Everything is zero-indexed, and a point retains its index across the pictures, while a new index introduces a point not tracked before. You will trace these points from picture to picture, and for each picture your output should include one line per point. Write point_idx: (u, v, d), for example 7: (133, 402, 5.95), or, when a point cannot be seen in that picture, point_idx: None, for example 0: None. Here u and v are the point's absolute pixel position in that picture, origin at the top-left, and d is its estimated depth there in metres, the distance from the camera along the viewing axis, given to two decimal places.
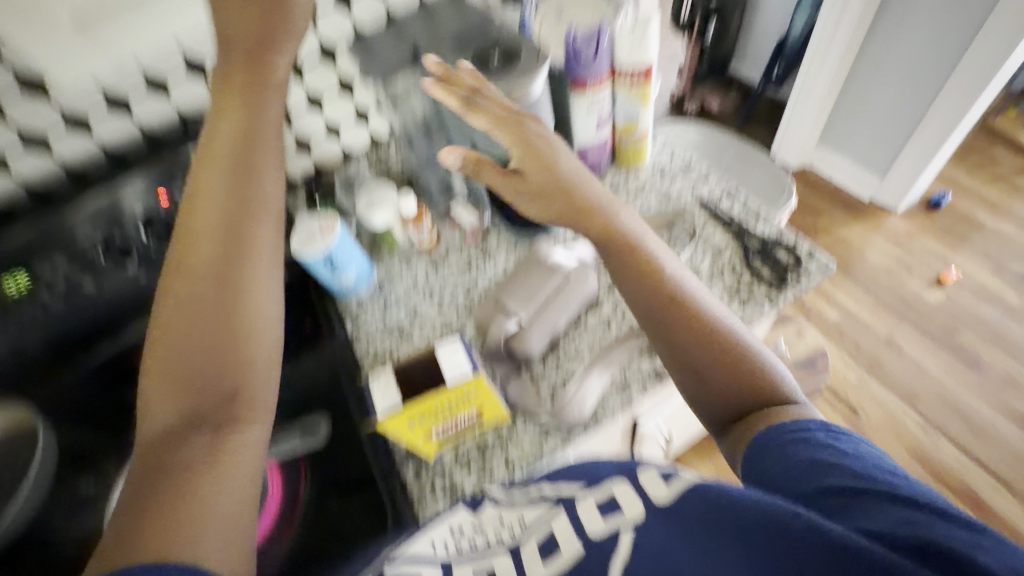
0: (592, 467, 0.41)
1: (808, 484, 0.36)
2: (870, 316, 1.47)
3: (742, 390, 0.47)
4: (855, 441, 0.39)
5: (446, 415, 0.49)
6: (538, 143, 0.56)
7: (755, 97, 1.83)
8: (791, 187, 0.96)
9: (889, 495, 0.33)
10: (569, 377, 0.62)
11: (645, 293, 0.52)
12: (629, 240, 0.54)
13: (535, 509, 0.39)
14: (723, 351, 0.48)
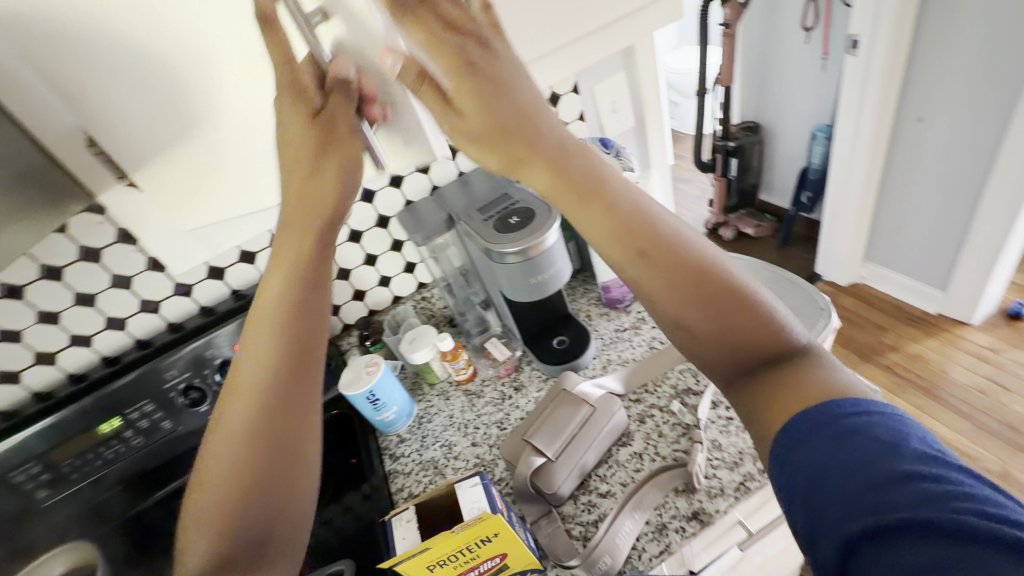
0: None
1: (841, 521, 0.30)
2: (971, 444, 1.28)
3: (754, 343, 0.39)
4: (875, 421, 0.33)
5: (472, 560, 0.48)
6: (487, 73, 0.39)
7: (789, 220, 1.88)
8: (828, 307, 0.94)
9: (938, 530, 0.27)
10: (602, 520, 0.59)
11: (626, 248, 0.39)
12: (605, 190, 0.41)
13: None
14: (727, 301, 0.39)
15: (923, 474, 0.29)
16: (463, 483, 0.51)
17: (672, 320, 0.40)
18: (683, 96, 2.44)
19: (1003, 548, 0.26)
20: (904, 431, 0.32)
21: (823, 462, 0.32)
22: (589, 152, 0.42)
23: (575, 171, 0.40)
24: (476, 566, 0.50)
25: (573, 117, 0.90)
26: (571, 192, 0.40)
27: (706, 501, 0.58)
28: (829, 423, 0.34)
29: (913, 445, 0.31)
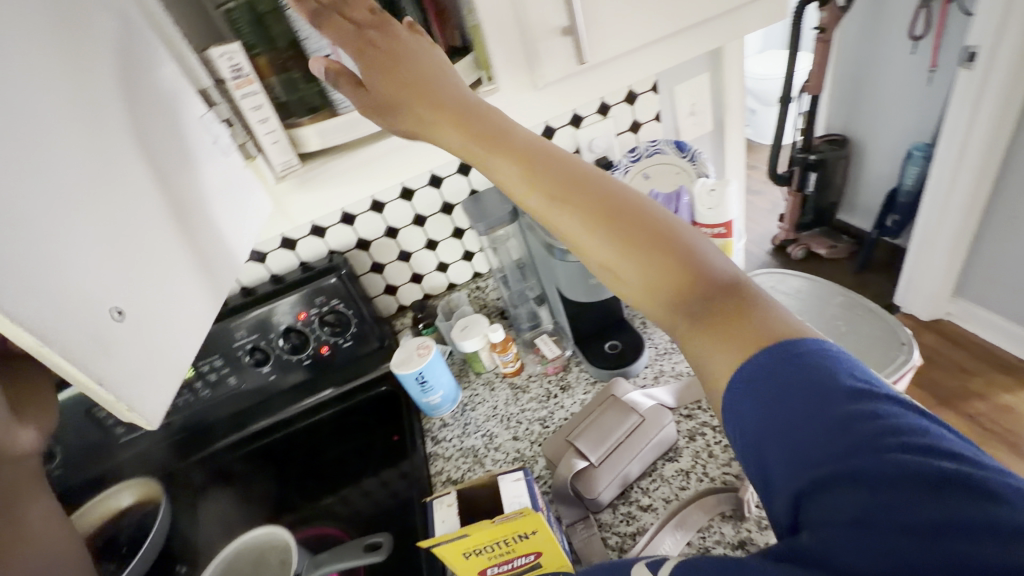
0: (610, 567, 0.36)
1: (787, 477, 0.28)
2: None
3: (677, 279, 0.36)
4: (809, 354, 0.31)
5: (506, 554, 0.49)
6: (398, 47, 0.44)
7: (869, 244, 1.75)
8: (910, 343, 0.86)
9: (883, 480, 0.25)
10: (641, 533, 0.58)
11: (541, 197, 0.40)
12: (514, 132, 0.42)
13: None
14: (648, 241, 0.37)
15: (865, 413, 0.28)
16: (506, 477, 0.51)
17: (604, 270, 0.40)
18: (765, 103, 2.32)
19: (940, 487, 0.25)
20: (836, 363, 0.30)
21: (769, 414, 0.30)
22: (500, 113, 0.44)
23: (479, 128, 0.42)
24: (509, 560, 0.50)
25: (650, 116, 0.87)
26: (478, 146, 0.42)
27: (755, 532, 0.55)
28: (776, 361, 0.31)
29: (847, 380, 0.29)
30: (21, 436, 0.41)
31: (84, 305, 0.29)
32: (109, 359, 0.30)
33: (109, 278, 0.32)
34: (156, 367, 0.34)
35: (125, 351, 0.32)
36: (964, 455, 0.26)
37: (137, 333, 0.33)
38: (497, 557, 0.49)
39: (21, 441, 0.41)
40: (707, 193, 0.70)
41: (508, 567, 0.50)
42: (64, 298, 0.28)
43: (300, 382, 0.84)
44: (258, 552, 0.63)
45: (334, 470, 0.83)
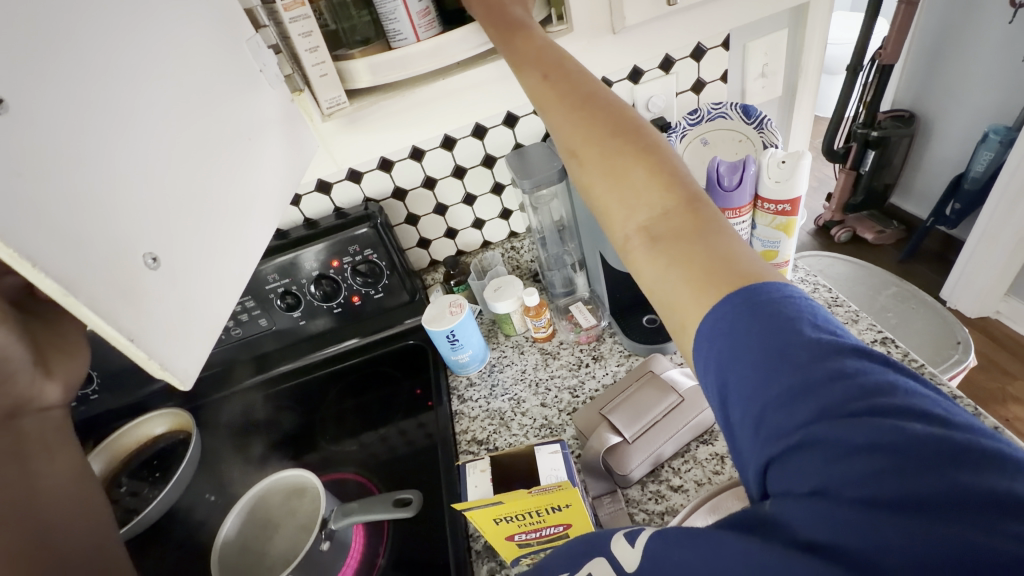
0: (593, 537, 0.36)
1: (756, 446, 0.28)
2: None
3: (655, 198, 0.37)
4: (777, 304, 0.30)
5: (536, 523, 0.48)
6: None
7: (921, 232, 1.65)
8: (967, 342, 0.81)
9: (842, 446, 0.24)
10: (670, 513, 0.56)
11: (560, 110, 0.42)
12: (550, 53, 0.45)
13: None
14: (638, 164, 0.38)
15: (834, 372, 0.26)
16: (543, 448, 0.50)
17: (586, 188, 0.41)
18: (829, 71, 2.15)
19: (907, 453, 0.23)
20: (800, 315, 0.29)
21: (736, 370, 0.29)
22: (554, 40, 0.46)
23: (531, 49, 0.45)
24: (538, 529, 0.49)
25: (716, 76, 0.79)
26: (529, 61, 0.45)
27: None
28: (744, 316, 0.30)
29: (811, 335, 0.28)
30: (47, 390, 0.46)
31: (117, 249, 0.27)
32: (140, 308, 0.28)
33: (142, 216, 0.29)
34: (186, 325, 0.32)
35: (158, 298, 0.30)
36: (934, 413, 0.25)
37: (172, 281, 0.31)
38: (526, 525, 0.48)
39: (47, 394, 0.46)
40: (776, 165, 0.64)
41: (536, 535, 0.50)
42: (90, 246, 0.26)
43: (327, 328, 0.83)
44: (285, 493, 0.65)
45: (354, 416, 0.82)
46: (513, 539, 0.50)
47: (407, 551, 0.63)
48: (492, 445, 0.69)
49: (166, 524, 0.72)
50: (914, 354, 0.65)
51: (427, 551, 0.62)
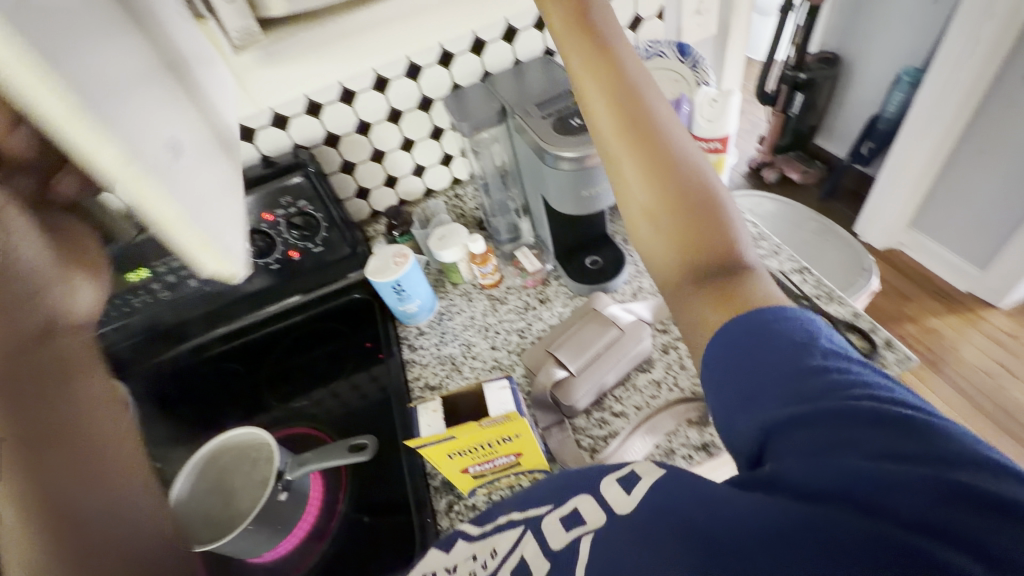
0: (565, 484, 0.40)
1: (757, 426, 0.30)
2: (962, 419, 1.29)
3: (697, 229, 0.38)
4: (793, 323, 0.33)
5: (490, 454, 0.51)
6: None
7: (840, 171, 1.77)
8: (871, 268, 0.89)
9: (844, 420, 0.27)
10: (612, 435, 0.61)
11: (588, 72, 0.42)
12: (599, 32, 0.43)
13: (511, 534, 0.39)
14: (677, 180, 0.39)
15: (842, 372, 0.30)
16: (492, 385, 0.52)
17: (618, 178, 0.42)
18: (762, 12, 2.18)
19: (905, 431, 0.26)
20: (815, 332, 0.32)
21: (755, 363, 0.32)
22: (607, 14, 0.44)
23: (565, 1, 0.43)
24: (492, 459, 0.52)
25: (653, 12, 0.78)
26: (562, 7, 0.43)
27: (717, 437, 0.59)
28: (769, 322, 0.33)
29: (823, 347, 0.31)
30: None
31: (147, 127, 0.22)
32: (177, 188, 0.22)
33: (156, 99, 0.24)
34: (219, 219, 0.25)
35: (208, 200, 0.25)
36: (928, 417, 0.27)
37: (196, 171, 0.25)
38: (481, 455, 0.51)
39: None
40: (708, 104, 0.66)
41: (489, 466, 0.53)
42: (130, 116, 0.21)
43: (266, 286, 0.80)
44: (235, 454, 0.64)
45: (303, 373, 0.81)
46: (469, 472, 0.53)
47: (366, 495, 0.65)
48: (444, 389, 0.71)
49: None
50: (826, 281, 0.71)
51: (390, 494, 0.64)
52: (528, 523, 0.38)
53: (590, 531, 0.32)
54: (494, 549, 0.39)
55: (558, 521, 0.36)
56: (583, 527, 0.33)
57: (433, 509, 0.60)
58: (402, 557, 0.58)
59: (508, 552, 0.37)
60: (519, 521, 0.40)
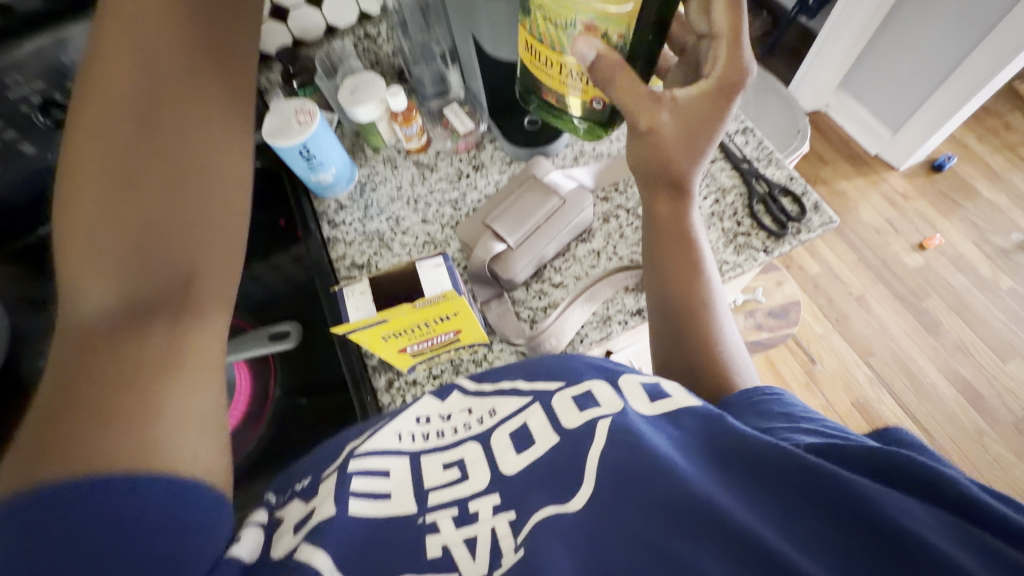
0: (571, 367, 0.43)
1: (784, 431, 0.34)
2: (849, 271, 1.45)
3: (707, 365, 0.48)
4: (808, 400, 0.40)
5: (425, 334, 0.48)
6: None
7: (784, 24, 1.68)
8: (805, 131, 0.89)
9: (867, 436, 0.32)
10: (552, 307, 0.61)
11: (660, 182, 0.51)
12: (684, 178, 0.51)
13: (511, 400, 0.41)
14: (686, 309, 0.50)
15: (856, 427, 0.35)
16: (426, 263, 0.47)
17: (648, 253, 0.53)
18: None
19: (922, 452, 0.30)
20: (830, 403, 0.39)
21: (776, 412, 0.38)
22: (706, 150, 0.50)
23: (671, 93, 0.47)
24: (430, 338, 0.50)
25: None
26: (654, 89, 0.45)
27: None
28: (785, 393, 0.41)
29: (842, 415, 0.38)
30: None
31: None
32: None
33: None
34: None
35: None
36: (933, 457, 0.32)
37: None
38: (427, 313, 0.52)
39: None
40: None
41: (428, 344, 0.51)
42: None
43: None
44: None
45: None
46: (406, 351, 0.51)
47: (300, 378, 0.63)
48: (374, 268, 0.65)
49: None
50: (767, 143, 0.69)
51: (327, 376, 0.62)
52: (537, 396, 0.41)
53: (606, 411, 0.36)
54: (493, 410, 0.42)
55: (570, 399, 0.39)
56: (598, 407, 0.37)
57: (373, 388, 0.59)
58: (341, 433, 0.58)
59: (511, 414, 0.40)
60: (526, 391, 0.42)
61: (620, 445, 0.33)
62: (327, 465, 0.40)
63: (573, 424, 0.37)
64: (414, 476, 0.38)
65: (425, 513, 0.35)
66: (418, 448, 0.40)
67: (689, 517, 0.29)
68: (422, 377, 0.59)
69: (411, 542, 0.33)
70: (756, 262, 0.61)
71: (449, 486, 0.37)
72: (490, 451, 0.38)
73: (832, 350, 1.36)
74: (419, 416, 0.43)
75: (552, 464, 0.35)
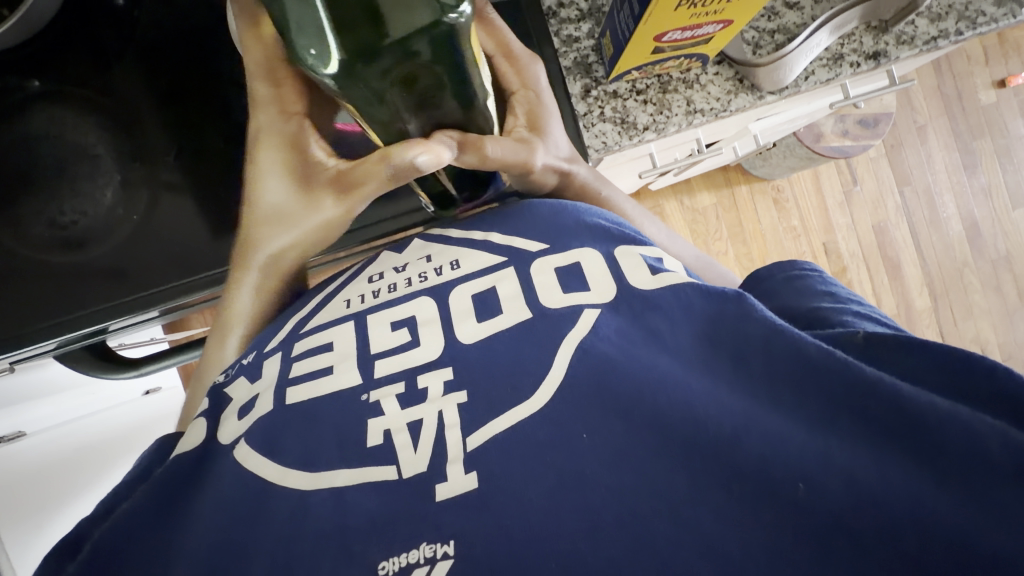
0: (555, 227, 0.40)
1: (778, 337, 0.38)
2: (923, 98, 1.39)
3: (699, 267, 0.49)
4: (801, 276, 0.42)
5: (705, 16, 0.40)
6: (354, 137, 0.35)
7: None
8: None
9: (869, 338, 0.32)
10: (783, 33, 0.52)
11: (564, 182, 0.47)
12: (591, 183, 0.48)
13: (475, 257, 0.40)
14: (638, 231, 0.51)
15: (841, 307, 0.38)
16: None
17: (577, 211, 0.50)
18: None
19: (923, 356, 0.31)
20: (819, 278, 0.42)
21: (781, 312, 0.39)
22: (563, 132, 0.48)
23: (515, 90, 0.44)
24: (697, 26, 0.42)
25: None
26: (515, 43, 0.43)
27: (891, 46, 0.53)
28: (808, 267, 0.43)
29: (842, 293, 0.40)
30: None
31: None
32: None
33: None
34: None
35: None
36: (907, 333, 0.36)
37: None
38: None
39: None
40: None
41: (688, 35, 0.43)
42: None
43: None
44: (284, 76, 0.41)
45: None
46: (657, 43, 0.44)
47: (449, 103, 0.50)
48: None
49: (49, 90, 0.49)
50: None
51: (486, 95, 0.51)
52: (509, 257, 0.39)
53: (593, 298, 0.36)
54: (455, 261, 0.40)
55: (552, 270, 0.38)
56: (586, 292, 0.37)
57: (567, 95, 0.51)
58: (364, 239, 0.51)
59: (478, 271, 0.39)
60: (501, 250, 0.40)
61: (598, 348, 0.34)
62: (270, 340, 0.40)
63: (551, 305, 0.36)
64: (361, 338, 0.38)
65: (373, 389, 0.36)
66: (364, 310, 0.39)
67: (694, 416, 0.31)
68: (625, 88, 0.52)
69: (356, 425, 0.34)
70: (1015, 19, 0.53)
71: (400, 356, 0.36)
72: (447, 316, 0.38)
73: (875, 174, 1.39)
74: (372, 275, 0.42)
75: (516, 339, 0.35)
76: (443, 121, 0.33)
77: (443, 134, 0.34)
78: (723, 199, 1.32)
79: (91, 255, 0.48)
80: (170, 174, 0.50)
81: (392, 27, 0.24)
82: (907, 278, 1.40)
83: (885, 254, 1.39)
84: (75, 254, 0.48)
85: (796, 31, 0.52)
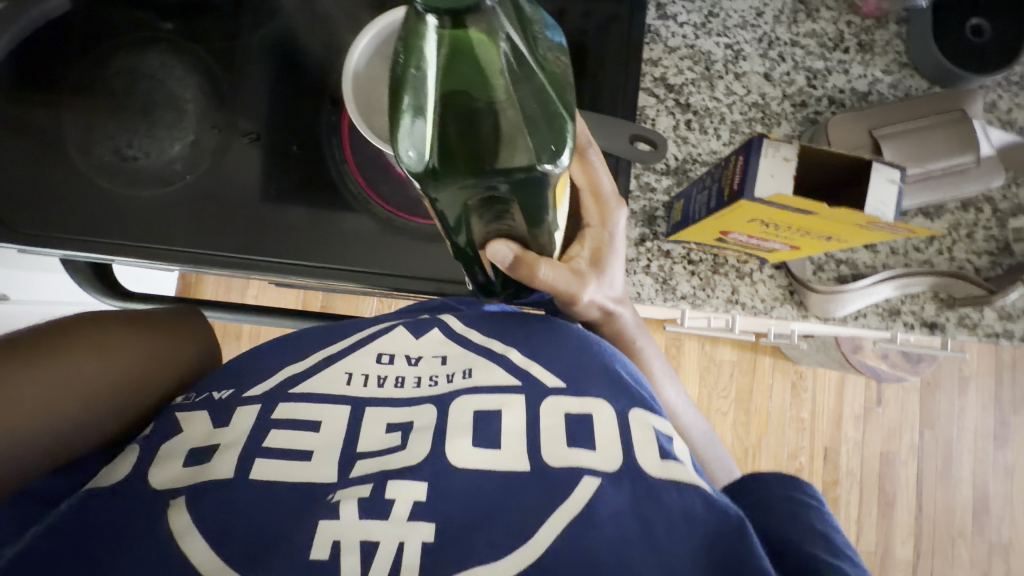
0: (580, 361, 0.33)
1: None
2: (976, 351, 1.35)
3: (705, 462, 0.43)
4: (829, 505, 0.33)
5: (773, 235, 0.40)
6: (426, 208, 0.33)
7: None
8: None
9: None
10: (851, 267, 0.51)
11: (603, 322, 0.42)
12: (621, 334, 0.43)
13: (493, 374, 0.33)
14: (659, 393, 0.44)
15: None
16: (881, 169, 0.34)
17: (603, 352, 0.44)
18: None
19: None
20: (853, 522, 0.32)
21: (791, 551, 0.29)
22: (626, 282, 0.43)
23: (590, 225, 0.40)
24: (763, 240, 0.42)
25: None
26: (608, 183, 0.40)
27: (950, 324, 0.51)
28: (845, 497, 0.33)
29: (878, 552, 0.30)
30: None
31: None
32: None
33: None
34: None
35: None
36: None
37: None
38: (830, 229, 0.37)
39: None
40: None
41: (751, 241, 0.43)
42: None
43: None
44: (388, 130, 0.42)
45: None
46: (722, 236, 0.44)
47: None
48: (690, 104, 0.51)
49: (176, 43, 0.53)
50: None
51: None
52: (525, 384, 0.33)
53: (592, 471, 0.29)
54: (469, 369, 0.34)
55: (563, 416, 0.31)
56: (589, 457, 0.29)
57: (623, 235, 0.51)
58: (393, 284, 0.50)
59: (488, 388, 0.32)
60: (514, 371, 0.33)
61: (591, 530, 0.27)
62: (256, 384, 0.35)
63: (555, 464, 0.29)
64: (352, 429, 0.32)
65: (339, 488, 0.29)
66: (359, 394, 0.33)
67: None
68: (678, 253, 0.51)
69: (307, 516, 0.28)
70: None
71: (382, 456, 0.31)
72: (444, 427, 0.31)
73: (902, 404, 1.33)
74: (382, 354, 0.35)
75: (501, 492, 0.29)
76: (506, 233, 0.32)
77: (504, 240, 0.33)
78: (743, 359, 1.29)
79: (126, 195, 0.50)
80: (236, 152, 0.51)
81: (500, 156, 0.26)
82: (898, 520, 1.31)
83: (883, 486, 1.31)
84: (117, 181, 0.50)
85: (863, 272, 0.51)
